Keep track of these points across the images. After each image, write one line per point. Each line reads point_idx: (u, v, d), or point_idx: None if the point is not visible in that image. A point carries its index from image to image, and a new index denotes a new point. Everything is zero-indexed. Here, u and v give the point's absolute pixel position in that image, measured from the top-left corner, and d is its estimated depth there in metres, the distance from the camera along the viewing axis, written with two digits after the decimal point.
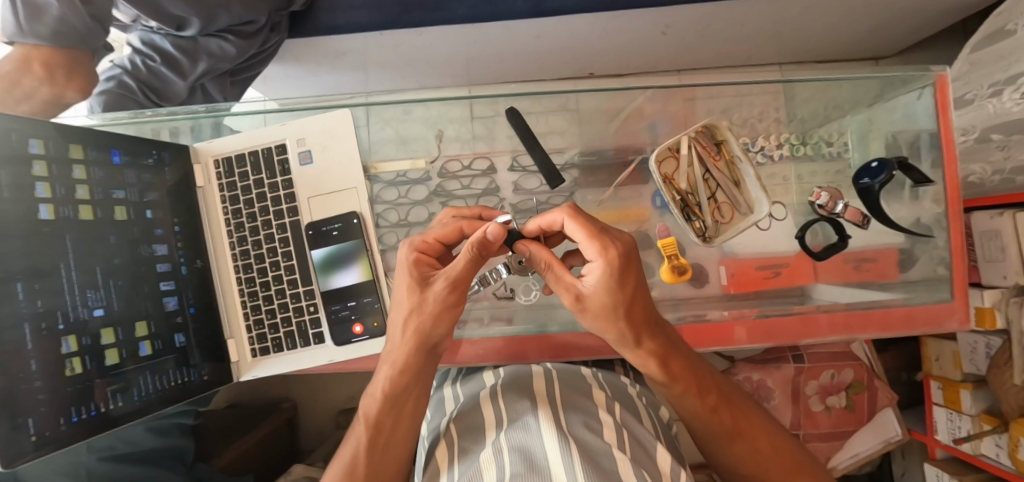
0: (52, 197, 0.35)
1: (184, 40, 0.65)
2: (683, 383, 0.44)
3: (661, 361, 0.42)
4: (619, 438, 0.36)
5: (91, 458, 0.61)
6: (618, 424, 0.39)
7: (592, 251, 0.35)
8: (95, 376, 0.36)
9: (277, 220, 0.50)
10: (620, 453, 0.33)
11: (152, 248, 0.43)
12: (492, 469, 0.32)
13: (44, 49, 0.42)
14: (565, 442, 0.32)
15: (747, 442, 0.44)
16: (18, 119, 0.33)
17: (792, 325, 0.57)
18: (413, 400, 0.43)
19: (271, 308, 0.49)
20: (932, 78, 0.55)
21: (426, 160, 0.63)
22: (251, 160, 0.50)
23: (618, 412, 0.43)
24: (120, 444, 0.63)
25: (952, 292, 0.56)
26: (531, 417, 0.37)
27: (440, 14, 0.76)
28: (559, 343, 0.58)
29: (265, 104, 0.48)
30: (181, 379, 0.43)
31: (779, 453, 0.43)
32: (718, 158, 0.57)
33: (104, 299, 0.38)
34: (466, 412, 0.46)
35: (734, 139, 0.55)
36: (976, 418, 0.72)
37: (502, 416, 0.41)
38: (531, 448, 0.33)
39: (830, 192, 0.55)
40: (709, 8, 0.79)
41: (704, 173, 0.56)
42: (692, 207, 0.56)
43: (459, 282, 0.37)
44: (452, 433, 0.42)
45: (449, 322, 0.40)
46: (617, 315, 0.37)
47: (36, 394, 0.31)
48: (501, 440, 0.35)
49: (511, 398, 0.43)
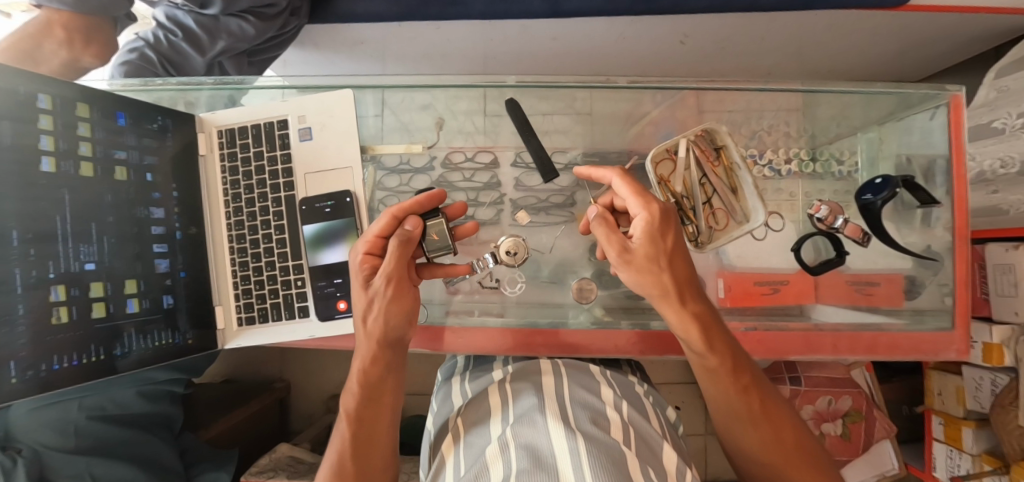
0: (54, 151, 0.37)
1: (206, 17, 0.67)
2: (720, 354, 0.41)
3: (698, 319, 0.41)
4: (625, 435, 0.38)
5: (79, 416, 0.61)
6: (624, 423, 0.41)
7: (636, 206, 0.40)
8: (79, 327, 0.37)
9: (273, 193, 0.50)
10: (626, 450, 0.35)
11: (149, 210, 0.44)
12: (501, 465, 0.34)
13: (66, 13, 0.44)
14: (573, 442, 0.34)
15: (772, 432, 0.40)
16: (25, 73, 0.35)
17: (797, 342, 0.55)
18: (389, 394, 0.43)
19: (260, 279, 0.50)
20: (946, 98, 0.54)
21: (423, 145, 0.63)
22: (252, 133, 0.50)
23: (625, 409, 0.44)
24: (110, 406, 0.64)
25: (954, 321, 0.54)
26: (538, 415, 0.39)
27: (456, 8, 0.76)
28: (569, 342, 0.55)
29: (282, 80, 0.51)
30: (166, 341, 0.44)
31: (797, 450, 0.40)
32: (717, 165, 0.56)
33: (96, 254, 0.39)
34: (473, 405, 0.47)
35: (734, 145, 0.53)
36: (976, 457, 0.70)
37: (506, 406, 0.43)
38: (539, 445, 0.35)
39: (830, 206, 0.54)
40: (728, 19, 0.79)
41: (701, 177, 0.54)
42: (687, 211, 0.54)
43: (394, 276, 0.42)
44: (458, 428, 0.45)
45: (404, 314, 0.43)
46: (660, 266, 0.39)
47: (18, 337, 0.33)
48: (508, 439, 0.37)
49: (516, 390, 0.45)
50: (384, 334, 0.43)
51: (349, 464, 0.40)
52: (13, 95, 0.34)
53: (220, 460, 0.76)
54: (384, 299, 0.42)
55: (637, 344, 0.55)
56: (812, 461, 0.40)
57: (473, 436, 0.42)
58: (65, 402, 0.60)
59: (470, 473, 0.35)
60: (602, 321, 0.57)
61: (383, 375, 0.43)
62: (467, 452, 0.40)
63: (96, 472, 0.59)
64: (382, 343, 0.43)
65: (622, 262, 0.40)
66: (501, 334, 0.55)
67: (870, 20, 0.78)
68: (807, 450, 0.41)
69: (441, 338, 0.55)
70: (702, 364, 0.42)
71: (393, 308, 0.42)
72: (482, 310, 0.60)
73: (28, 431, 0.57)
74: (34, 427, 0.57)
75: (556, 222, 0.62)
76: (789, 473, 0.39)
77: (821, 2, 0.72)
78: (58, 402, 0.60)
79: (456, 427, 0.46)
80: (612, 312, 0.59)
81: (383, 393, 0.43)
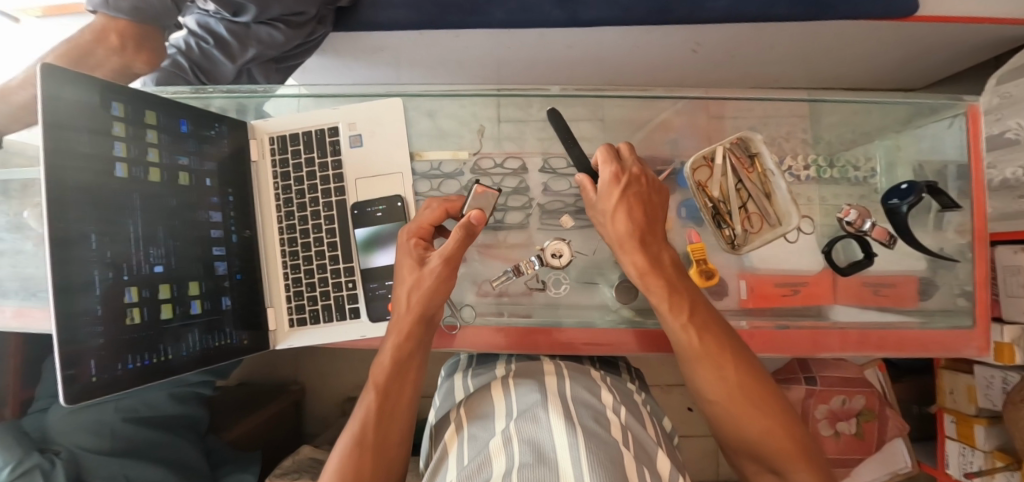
0: (127, 156, 0.38)
1: (237, 25, 0.68)
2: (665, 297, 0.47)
3: (642, 265, 0.48)
4: (625, 436, 0.40)
5: (115, 417, 0.62)
6: (624, 426, 0.42)
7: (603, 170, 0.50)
8: (150, 327, 0.38)
9: (324, 198, 0.51)
10: (626, 452, 0.36)
11: (208, 214, 0.46)
12: (504, 458, 0.36)
13: (123, 22, 0.46)
14: (574, 440, 0.35)
15: (716, 365, 0.45)
16: (103, 82, 0.36)
17: (802, 339, 0.57)
18: (415, 368, 0.46)
19: (311, 281, 0.51)
20: (964, 108, 0.58)
21: (467, 152, 0.65)
22: (304, 140, 0.52)
23: (624, 414, 0.46)
24: (142, 408, 0.65)
25: (975, 320, 0.57)
26: (541, 410, 0.41)
27: (477, 18, 0.78)
28: (567, 341, 0.57)
29: (298, 89, 0.53)
30: (223, 341, 0.45)
31: (747, 380, 0.44)
32: (751, 171, 0.58)
33: (163, 257, 0.41)
34: (476, 400, 0.49)
35: (769, 152, 0.55)
36: (989, 454, 0.72)
37: (510, 404, 0.45)
38: (541, 438, 0.37)
39: (859, 209, 0.56)
40: (741, 29, 0.82)
41: (738, 183, 0.56)
42: (723, 215, 0.57)
43: (452, 259, 0.45)
44: (461, 419, 0.47)
45: (444, 295, 0.46)
46: (613, 218, 0.49)
47: (97, 338, 0.34)
48: (513, 431, 0.39)
49: (518, 385, 0.47)
50: (423, 311, 0.45)
51: (369, 433, 0.42)
52: (92, 103, 0.36)
53: (245, 462, 0.77)
54: (434, 275, 0.45)
55: (638, 343, 0.58)
56: (759, 390, 0.44)
57: (478, 430, 0.43)
58: (99, 406, 0.61)
59: (474, 463, 0.37)
60: (632, 321, 0.59)
61: (411, 350, 0.46)
62: (472, 443, 0.42)
63: (129, 473, 0.59)
64: (419, 320, 0.46)
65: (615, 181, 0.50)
66: (513, 333, 0.58)
67: (877, 31, 0.81)
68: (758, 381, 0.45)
69: (450, 337, 0.58)
70: (664, 305, 0.47)
71: (437, 287, 0.45)
72: (511, 311, 0.61)
73: (66, 432, 0.59)
74: (70, 428, 0.59)
75: (581, 226, 0.64)
76: (738, 407, 0.43)
77: (831, 13, 0.75)
78: (93, 405, 0.61)
79: (457, 418, 0.48)
80: (642, 312, 0.60)
81: (406, 366, 0.46)
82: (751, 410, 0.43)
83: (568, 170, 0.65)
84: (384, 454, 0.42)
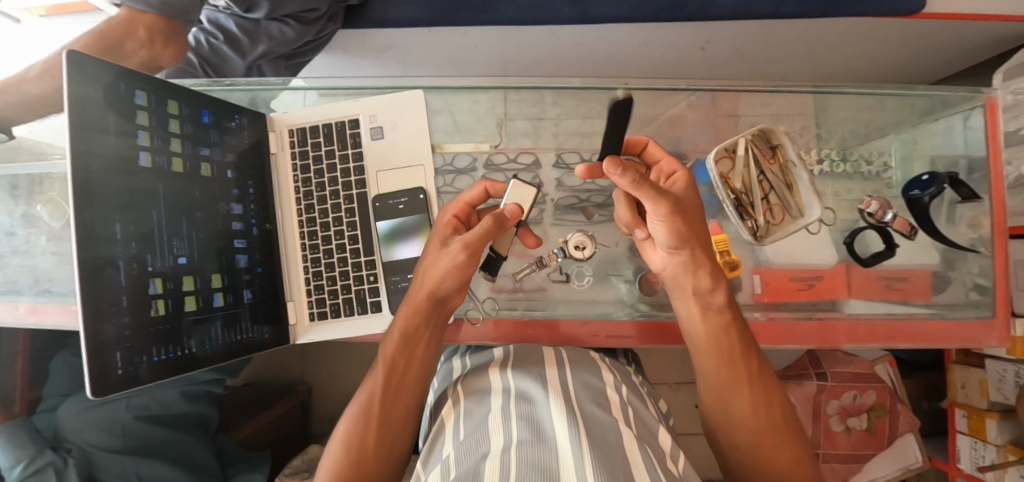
0: (150, 146, 0.38)
1: (248, 21, 0.67)
2: (732, 312, 0.45)
3: (715, 274, 0.44)
4: (625, 415, 0.40)
5: (126, 416, 0.62)
6: (623, 403, 0.43)
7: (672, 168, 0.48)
8: (173, 319, 0.38)
9: (345, 191, 0.51)
10: (626, 430, 0.36)
11: (229, 206, 0.45)
12: (502, 434, 0.35)
13: (152, 16, 0.46)
14: (572, 420, 0.35)
15: (762, 394, 0.43)
16: (127, 70, 0.36)
17: (809, 330, 0.57)
18: (423, 346, 0.46)
19: (332, 275, 0.50)
20: (983, 100, 0.58)
21: (489, 144, 0.65)
22: (324, 132, 0.52)
23: (626, 394, 0.46)
24: (155, 405, 0.64)
25: (996, 307, 0.57)
26: (541, 394, 0.41)
27: (489, 15, 0.78)
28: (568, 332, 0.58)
29: (302, 83, 0.52)
30: (245, 335, 0.45)
31: (779, 414, 0.43)
32: (772, 162, 0.58)
33: (186, 249, 0.40)
34: (473, 379, 0.48)
35: (790, 143, 0.56)
36: (1001, 448, 0.72)
37: (508, 384, 0.44)
38: (540, 419, 0.37)
39: (880, 201, 0.57)
40: (750, 27, 0.82)
41: (759, 174, 0.56)
42: (746, 206, 0.56)
43: (473, 246, 0.44)
44: (459, 395, 0.46)
45: (459, 281, 0.45)
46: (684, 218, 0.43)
47: (122, 330, 0.33)
48: (511, 410, 0.39)
49: (516, 371, 0.46)
50: (435, 292, 0.45)
51: (377, 405, 0.45)
52: (117, 91, 0.35)
53: (255, 463, 0.76)
54: (452, 261, 0.44)
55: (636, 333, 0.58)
56: (791, 431, 0.42)
57: (475, 406, 0.43)
58: (111, 404, 0.61)
59: (471, 440, 0.36)
60: (648, 315, 0.59)
61: (422, 329, 0.46)
62: (467, 418, 0.41)
63: (141, 472, 0.60)
64: (431, 299, 0.46)
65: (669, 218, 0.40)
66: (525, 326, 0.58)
67: (886, 29, 0.81)
68: (789, 421, 0.43)
69: (454, 330, 0.57)
70: (704, 326, 0.45)
71: (454, 272, 0.44)
72: (527, 306, 0.61)
73: (76, 429, 0.59)
74: (81, 427, 0.59)
75: (597, 221, 0.64)
76: (770, 440, 0.42)
77: (839, 10, 0.75)
78: (107, 402, 0.61)
79: (455, 394, 0.47)
80: (656, 306, 0.60)
81: (415, 344, 0.46)
82: (780, 449, 0.41)
83: (580, 166, 0.65)
84: (389, 428, 0.45)
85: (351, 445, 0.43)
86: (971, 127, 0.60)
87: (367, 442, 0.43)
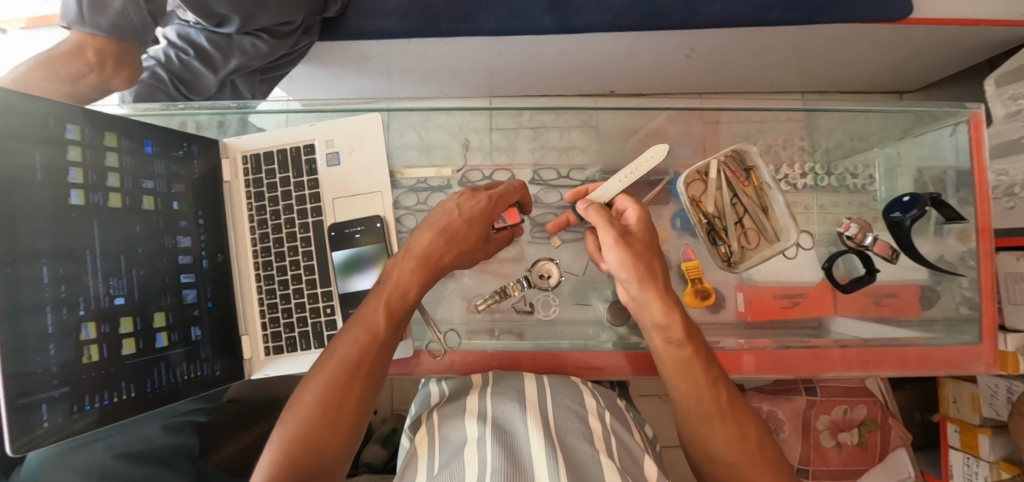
0: (83, 183, 0.37)
1: (219, 35, 0.65)
2: (694, 342, 0.43)
3: (676, 306, 0.43)
4: (609, 446, 0.38)
5: (105, 455, 0.54)
6: (606, 431, 0.41)
7: (628, 203, 0.48)
8: (112, 364, 0.37)
9: (301, 219, 0.51)
10: (611, 464, 0.34)
11: (176, 239, 0.45)
12: (477, 459, 0.34)
13: (100, 38, 0.45)
14: (552, 450, 0.34)
15: (737, 426, 0.41)
16: (53, 105, 0.35)
17: (804, 359, 0.55)
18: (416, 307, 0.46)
19: (288, 307, 0.50)
20: (966, 115, 0.56)
21: (450, 169, 0.63)
22: (279, 158, 0.52)
23: (608, 420, 0.45)
24: (136, 440, 0.57)
25: (980, 334, 0.55)
26: (520, 419, 0.39)
27: (468, 25, 0.76)
28: (552, 357, 0.56)
29: (288, 104, 0.53)
30: (194, 373, 0.44)
31: (757, 447, 0.40)
32: (747, 184, 0.56)
33: (126, 288, 0.39)
34: (451, 402, 0.47)
35: (765, 165, 0.53)
36: (994, 465, 0.70)
37: (487, 409, 0.43)
38: (519, 450, 0.35)
39: (860, 224, 0.56)
40: (735, 34, 0.80)
41: (732, 197, 0.55)
42: (718, 231, 0.55)
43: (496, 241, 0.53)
44: (434, 421, 0.45)
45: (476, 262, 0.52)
46: (649, 251, 0.44)
47: (49, 380, 0.32)
48: (487, 436, 0.37)
49: (496, 397, 0.44)
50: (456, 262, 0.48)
51: (365, 362, 0.40)
52: (45, 128, 0.35)
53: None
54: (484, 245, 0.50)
55: (628, 365, 0.56)
56: (769, 459, 0.40)
57: (449, 433, 0.41)
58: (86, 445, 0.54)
59: (445, 471, 0.34)
60: (626, 342, 0.57)
61: (424, 282, 0.46)
62: (443, 447, 0.39)
63: None
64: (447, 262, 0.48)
65: (620, 246, 0.42)
66: (495, 357, 0.56)
67: (874, 35, 0.79)
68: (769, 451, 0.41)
69: (415, 362, 0.56)
70: (668, 357, 0.44)
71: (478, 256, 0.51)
72: (504, 330, 0.60)
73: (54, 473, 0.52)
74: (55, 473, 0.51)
75: (575, 239, 0.62)
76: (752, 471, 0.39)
77: (826, 17, 0.73)
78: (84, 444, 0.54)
79: (430, 420, 0.46)
80: (637, 331, 0.57)
81: (413, 306, 0.46)
82: None
83: (558, 182, 0.64)
84: (368, 390, 0.41)
85: (325, 404, 0.38)
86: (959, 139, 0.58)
87: (346, 402, 0.39)
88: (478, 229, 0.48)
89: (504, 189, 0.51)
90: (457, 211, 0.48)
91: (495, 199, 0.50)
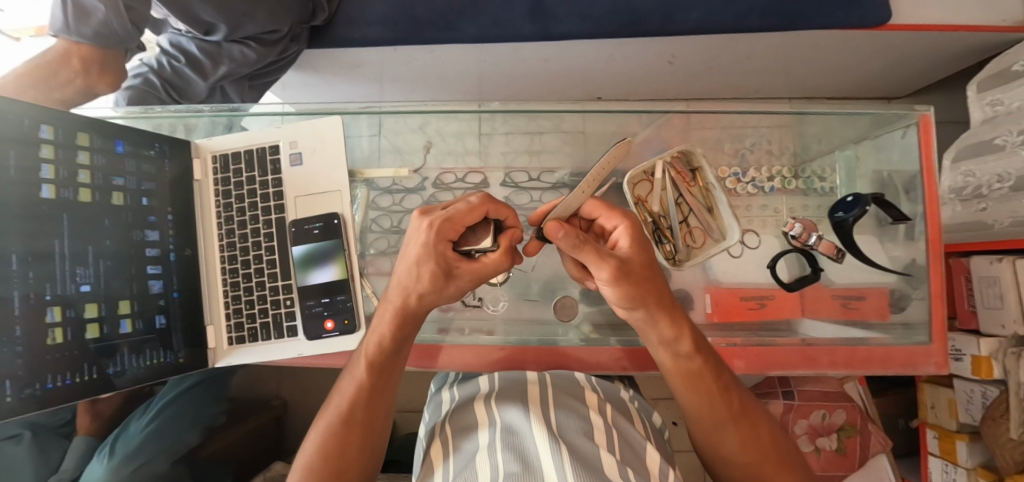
0: (54, 179, 0.40)
1: (209, 44, 0.68)
2: (704, 354, 0.43)
3: (687, 323, 0.42)
4: (608, 439, 0.37)
5: None
6: (607, 426, 0.40)
7: (616, 221, 0.41)
8: (75, 347, 0.39)
9: (264, 215, 0.53)
10: (609, 457, 0.33)
11: (144, 233, 0.47)
12: (487, 469, 0.33)
13: (84, 46, 0.48)
14: (555, 443, 0.33)
15: (749, 428, 0.43)
16: (32, 107, 0.38)
17: (781, 357, 0.55)
18: (400, 355, 0.44)
19: (250, 298, 0.53)
20: (915, 118, 0.56)
21: (410, 169, 0.65)
22: (245, 158, 0.54)
23: (609, 414, 0.43)
24: None
25: (931, 335, 0.55)
26: (523, 419, 0.38)
27: (450, 33, 0.79)
28: (559, 355, 0.57)
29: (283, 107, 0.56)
30: (158, 359, 0.46)
31: (769, 442, 0.44)
32: (694, 185, 0.58)
33: (92, 277, 0.42)
34: (460, 412, 0.46)
35: (708, 166, 0.56)
36: (971, 471, 0.69)
37: (494, 416, 0.41)
38: (524, 447, 0.34)
39: (804, 223, 0.57)
40: (713, 42, 0.82)
41: (677, 197, 0.55)
42: (663, 230, 0.55)
43: (482, 278, 0.39)
44: (447, 434, 0.43)
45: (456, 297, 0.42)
46: (653, 276, 0.39)
47: (15, 358, 0.35)
48: (496, 443, 0.36)
49: (503, 402, 0.43)
50: (428, 304, 0.41)
51: (358, 412, 0.43)
52: (22, 128, 0.38)
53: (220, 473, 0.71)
54: (455, 287, 0.39)
55: (624, 359, 0.56)
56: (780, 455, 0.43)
57: (462, 443, 0.40)
58: None
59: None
60: (590, 338, 0.58)
61: (398, 330, 0.42)
62: (456, 457, 0.38)
63: None
64: (421, 310, 0.41)
65: (619, 282, 0.37)
66: (474, 355, 0.57)
67: (854, 40, 0.80)
68: (777, 446, 0.44)
69: None
70: (678, 373, 0.44)
71: (452, 294, 0.40)
72: (473, 327, 0.61)
73: None
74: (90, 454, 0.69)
75: None
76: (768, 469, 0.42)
77: (804, 23, 0.74)
78: None
79: (441, 433, 0.44)
80: (599, 330, 0.59)
81: (396, 354, 0.43)
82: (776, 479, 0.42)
83: (529, 184, 0.66)
84: (369, 436, 0.43)
85: (326, 456, 0.41)
86: (908, 142, 0.58)
87: (347, 450, 0.42)
88: (431, 270, 0.36)
89: (457, 208, 0.37)
90: (423, 254, 0.36)
91: (439, 226, 0.36)
